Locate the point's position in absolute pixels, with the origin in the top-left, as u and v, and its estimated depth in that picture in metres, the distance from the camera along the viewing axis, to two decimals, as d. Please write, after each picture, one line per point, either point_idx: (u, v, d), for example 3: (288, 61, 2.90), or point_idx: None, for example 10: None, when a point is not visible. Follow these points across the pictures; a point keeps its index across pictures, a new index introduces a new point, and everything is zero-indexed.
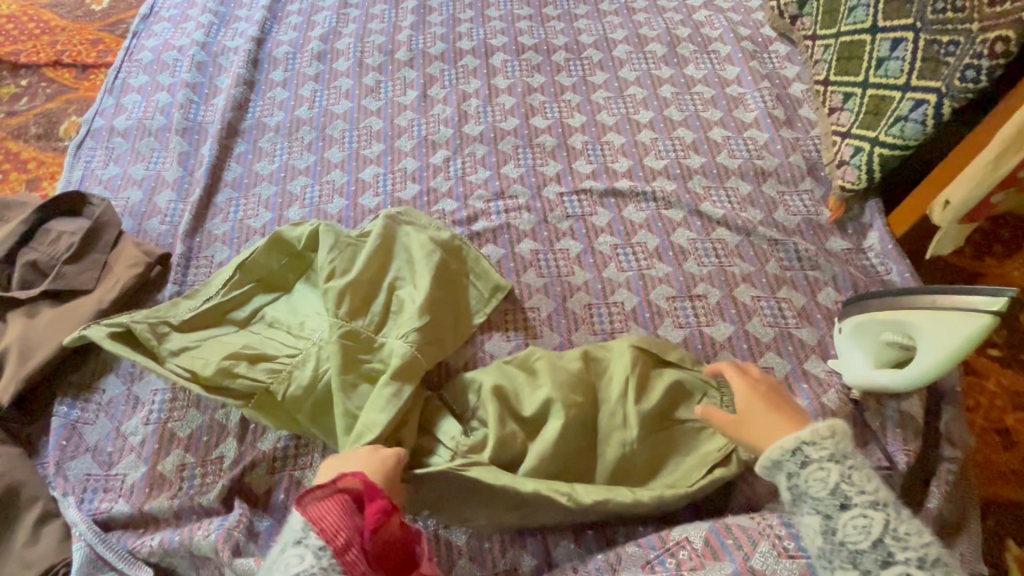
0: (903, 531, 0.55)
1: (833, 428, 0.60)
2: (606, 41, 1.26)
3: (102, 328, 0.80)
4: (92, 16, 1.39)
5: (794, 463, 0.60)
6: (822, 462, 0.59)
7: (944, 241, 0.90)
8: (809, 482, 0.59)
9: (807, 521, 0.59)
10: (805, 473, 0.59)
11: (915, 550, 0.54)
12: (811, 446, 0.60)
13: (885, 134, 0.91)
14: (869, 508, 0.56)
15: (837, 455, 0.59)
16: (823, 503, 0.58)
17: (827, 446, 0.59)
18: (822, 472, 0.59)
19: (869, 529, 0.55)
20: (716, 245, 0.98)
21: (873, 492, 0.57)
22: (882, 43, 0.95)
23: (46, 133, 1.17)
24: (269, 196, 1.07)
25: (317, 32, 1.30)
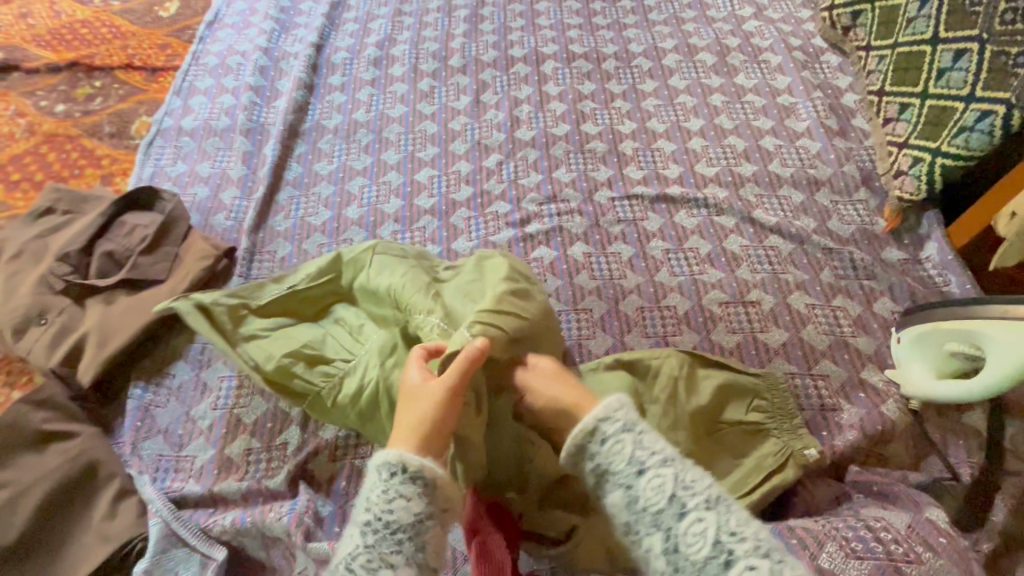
0: (690, 479, 0.53)
1: (620, 399, 0.57)
2: (655, 51, 1.28)
3: (187, 302, 0.84)
4: (160, 22, 1.46)
5: (595, 442, 0.56)
6: (617, 435, 0.55)
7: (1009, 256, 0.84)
8: (608, 456, 0.55)
9: (611, 500, 0.54)
10: (605, 449, 0.55)
11: (700, 495, 0.52)
12: (607, 421, 0.56)
13: (950, 143, 0.90)
14: (662, 466, 0.53)
15: (630, 425, 0.56)
16: (622, 475, 0.54)
17: (621, 419, 0.56)
18: (617, 445, 0.55)
19: (663, 488, 0.52)
20: (769, 252, 0.98)
21: (665, 449, 0.55)
22: (944, 54, 0.94)
23: (119, 132, 1.23)
24: (328, 195, 1.10)
25: (373, 39, 1.35)
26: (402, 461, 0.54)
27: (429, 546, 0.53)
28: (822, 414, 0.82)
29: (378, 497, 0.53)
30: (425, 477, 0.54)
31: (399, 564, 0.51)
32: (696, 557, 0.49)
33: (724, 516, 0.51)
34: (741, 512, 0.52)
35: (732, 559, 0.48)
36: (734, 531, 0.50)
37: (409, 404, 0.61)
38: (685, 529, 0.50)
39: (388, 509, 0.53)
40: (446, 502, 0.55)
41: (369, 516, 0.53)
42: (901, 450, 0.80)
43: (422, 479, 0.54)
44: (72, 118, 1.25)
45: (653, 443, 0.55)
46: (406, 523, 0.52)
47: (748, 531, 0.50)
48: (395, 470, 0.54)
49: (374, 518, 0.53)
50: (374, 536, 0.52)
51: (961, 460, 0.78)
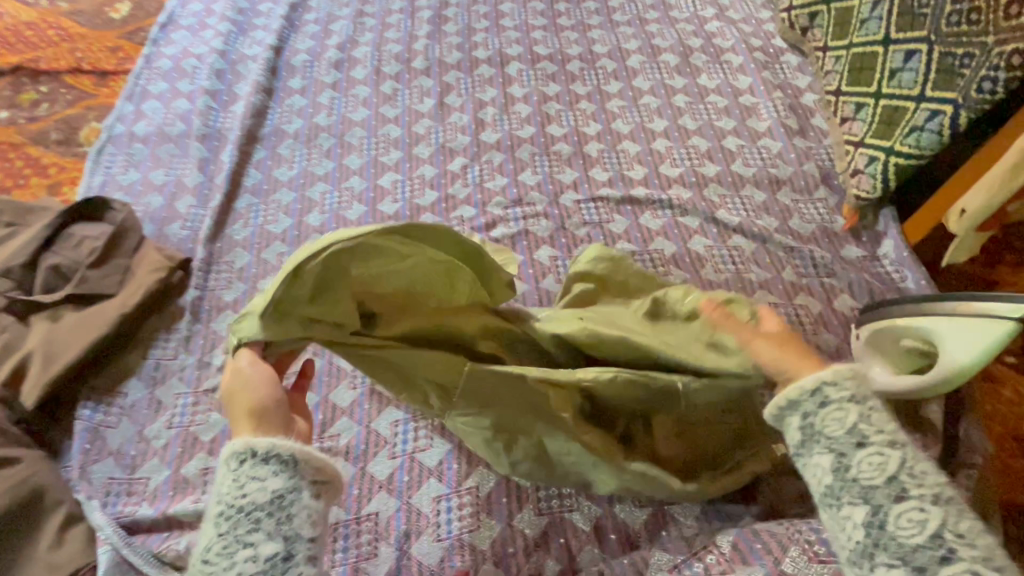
0: (919, 469, 0.50)
1: (851, 369, 0.55)
2: (620, 52, 1.28)
3: None
4: (111, 24, 1.41)
5: (812, 402, 0.54)
6: (841, 403, 0.53)
7: (959, 250, 0.88)
8: (825, 422, 0.53)
9: (817, 461, 0.53)
10: (822, 413, 0.53)
11: (929, 488, 0.49)
12: (830, 385, 0.54)
13: (902, 142, 0.92)
14: (888, 446, 0.51)
15: (858, 398, 0.53)
16: (837, 441, 0.52)
17: (847, 389, 0.53)
18: (840, 412, 0.53)
19: (883, 466, 0.50)
20: (732, 252, 0.99)
21: (893, 433, 0.52)
22: (895, 55, 0.96)
23: (67, 139, 1.18)
24: (289, 202, 1.07)
25: (334, 41, 1.32)
26: (252, 445, 0.52)
27: (298, 519, 0.50)
28: None
29: (229, 487, 0.51)
30: (279, 454, 0.51)
31: (265, 549, 0.49)
32: (887, 507, 0.48)
33: (953, 517, 0.47)
34: (975, 522, 0.47)
35: (953, 556, 0.45)
36: (962, 535, 0.46)
37: (256, 378, 0.56)
38: (900, 513, 0.48)
39: (240, 494, 0.50)
40: (313, 475, 0.53)
41: (230, 502, 0.51)
42: None
43: (275, 455, 0.51)
44: (16, 125, 1.20)
45: (877, 423, 0.52)
46: (262, 502, 0.50)
47: (978, 540, 0.46)
48: (245, 456, 0.51)
49: (229, 506, 0.50)
50: (228, 523, 0.50)
51: (919, 453, 0.79)
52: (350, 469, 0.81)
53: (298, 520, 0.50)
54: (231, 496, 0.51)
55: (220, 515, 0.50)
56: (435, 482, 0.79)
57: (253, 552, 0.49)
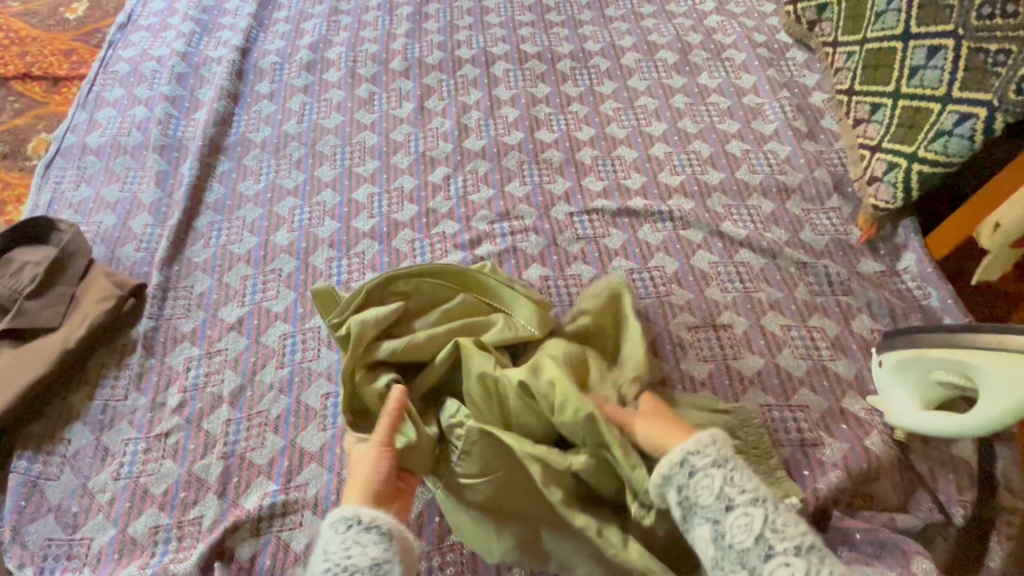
0: (779, 522, 0.54)
1: (711, 435, 0.59)
2: (614, 49, 1.19)
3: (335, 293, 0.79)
4: (66, 24, 1.30)
5: (682, 474, 0.57)
6: (706, 469, 0.56)
7: (993, 267, 0.82)
8: (698, 490, 0.56)
9: (699, 533, 0.56)
10: (692, 483, 0.57)
11: (791, 539, 0.53)
12: (695, 456, 0.57)
13: (925, 148, 0.84)
14: (750, 505, 0.55)
15: (721, 461, 0.57)
16: (709, 509, 0.55)
17: (711, 454, 0.57)
18: (707, 479, 0.56)
19: (750, 527, 0.54)
20: (739, 269, 0.91)
21: (755, 490, 0.56)
22: (916, 51, 0.88)
23: (13, 152, 1.08)
24: (255, 219, 0.98)
25: (306, 41, 1.22)
26: (359, 512, 0.56)
27: None
28: (802, 451, 0.75)
29: (336, 548, 0.54)
30: (381, 525, 0.55)
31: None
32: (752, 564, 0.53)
33: (817, 565, 0.51)
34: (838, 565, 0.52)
35: None
36: None
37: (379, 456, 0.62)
38: (771, 572, 0.52)
39: (345, 556, 0.54)
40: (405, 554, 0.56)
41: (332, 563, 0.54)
42: (888, 489, 0.73)
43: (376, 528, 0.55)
44: None
45: (743, 484, 0.56)
46: (362, 568, 0.53)
47: None
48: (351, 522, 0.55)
49: (333, 566, 0.53)
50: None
51: (951, 496, 0.71)
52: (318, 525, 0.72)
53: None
54: (336, 556, 0.54)
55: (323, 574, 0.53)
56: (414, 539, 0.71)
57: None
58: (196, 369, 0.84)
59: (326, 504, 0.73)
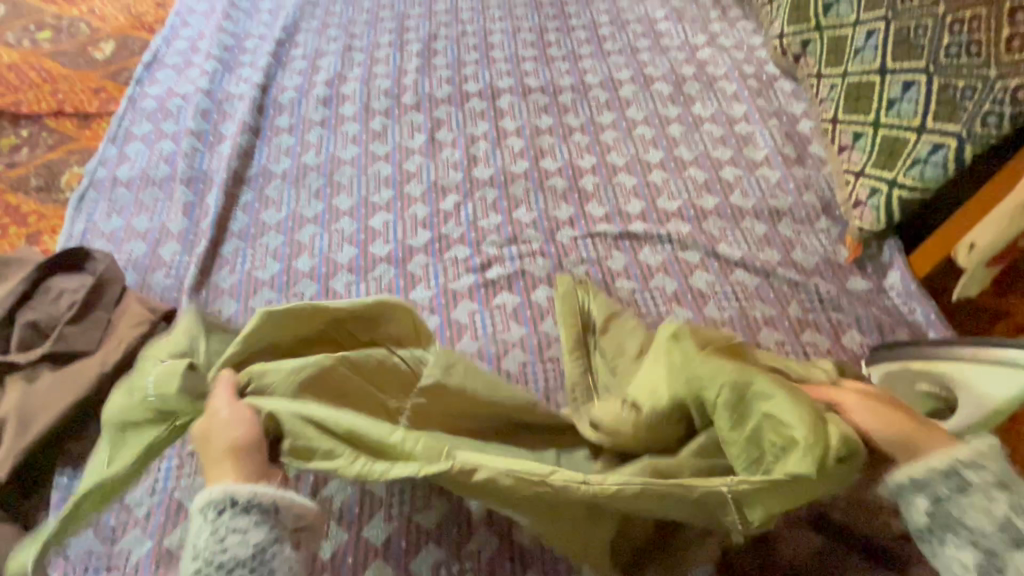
0: None
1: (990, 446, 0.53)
2: (612, 81, 1.27)
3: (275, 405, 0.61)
4: (94, 63, 1.38)
5: (947, 486, 0.52)
6: (986, 488, 0.51)
7: (972, 281, 0.87)
8: (972, 508, 0.51)
9: (956, 554, 0.51)
10: (965, 499, 0.51)
11: None
12: (946, 500, 0.52)
13: (904, 174, 0.90)
14: None
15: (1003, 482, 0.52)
16: (987, 535, 0.50)
17: (993, 470, 0.52)
18: (989, 500, 0.51)
19: None
20: (735, 288, 0.96)
21: None
22: (893, 85, 0.95)
23: (47, 185, 1.15)
24: (277, 246, 1.04)
25: (322, 77, 1.30)
26: (229, 495, 0.55)
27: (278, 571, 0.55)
28: None
29: (207, 540, 0.54)
30: (259, 502, 0.55)
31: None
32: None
33: None
34: None
35: None
36: None
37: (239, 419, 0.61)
38: None
39: (221, 549, 0.54)
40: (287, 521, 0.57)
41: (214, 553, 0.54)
42: None
43: (253, 502, 0.55)
44: None
45: None
46: (241, 558, 0.54)
47: None
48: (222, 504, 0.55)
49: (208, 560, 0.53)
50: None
51: None
52: (343, 535, 0.76)
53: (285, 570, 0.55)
54: (216, 545, 0.54)
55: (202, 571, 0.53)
56: (432, 545, 0.75)
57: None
58: None
59: (352, 515, 0.77)
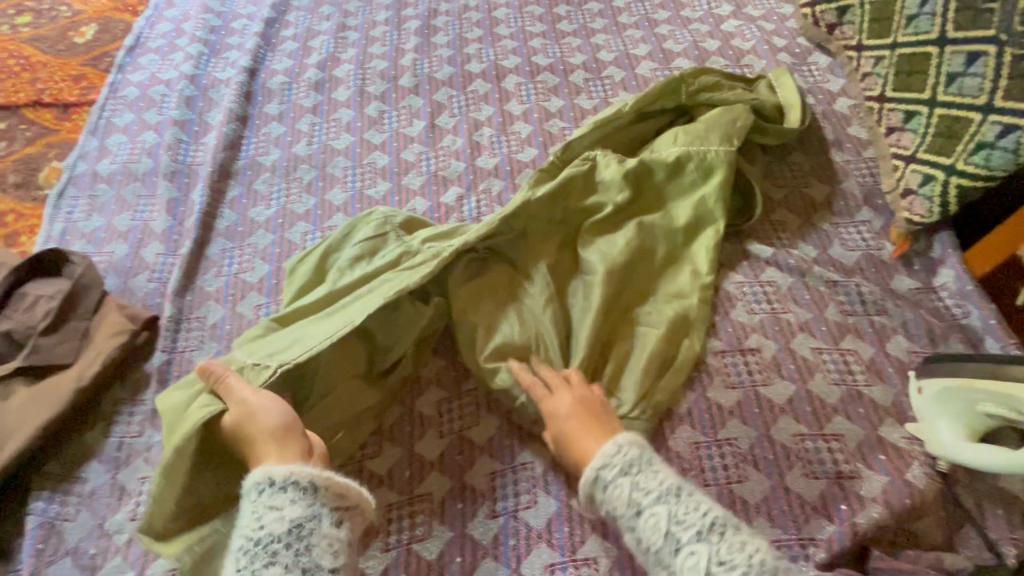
0: (682, 512, 0.57)
1: (615, 443, 0.63)
2: (628, 58, 1.16)
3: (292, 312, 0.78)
4: (75, 49, 1.30)
5: (594, 486, 0.62)
6: (614, 479, 0.61)
7: (785, 90, 1.01)
8: (613, 501, 0.60)
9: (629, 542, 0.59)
10: (608, 494, 0.61)
11: (692, 529, 0.56)
12: (606, 468, 0.62)
13: (965, 161, 0.80)
14: (655, 503, 0.58)
15: (628, 467, 0.61)
16: (625, 518, 0.59)
17: (618, 463, 0.61)
18: (619, 490, 0.60)
19: (657, 525, 0.57)
20: (766, 288, 0.87)
21: (660, 484, 0.60)
22: (954, 57, 0.83)
23: (25, 181, 1.08)
24: (266, 246, 0.97)
25: (314, 59, 1.21)
26: (268, 475, 0.56)
27: (316, 548, 0.54)
28: (839, 486, 0.72)
29: (250, 519, 0.54)
30: (296, 482, 0.55)
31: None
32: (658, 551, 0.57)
33: (716, 545, 0.55)
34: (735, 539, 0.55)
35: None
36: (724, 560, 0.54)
37: (271, 405, 0.63)
38: (682, 565, 0.55)
39: (260, 526, 0.54)
40: (329, 506, 0.56)
41: (259, 525, 0.54)
42: (933, 527, 0.69)
43: (284, 480, 0.55)
44: None
45: (687, 509, 0.57)
46: (280, 533, 0.53)
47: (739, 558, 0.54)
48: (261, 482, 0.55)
49: (250, 539, 0.53)
50: (249, 557, 0.53)
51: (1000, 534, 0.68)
52: None
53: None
54: (257, 520, 0.54)
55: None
56: None
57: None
58: None
59: None
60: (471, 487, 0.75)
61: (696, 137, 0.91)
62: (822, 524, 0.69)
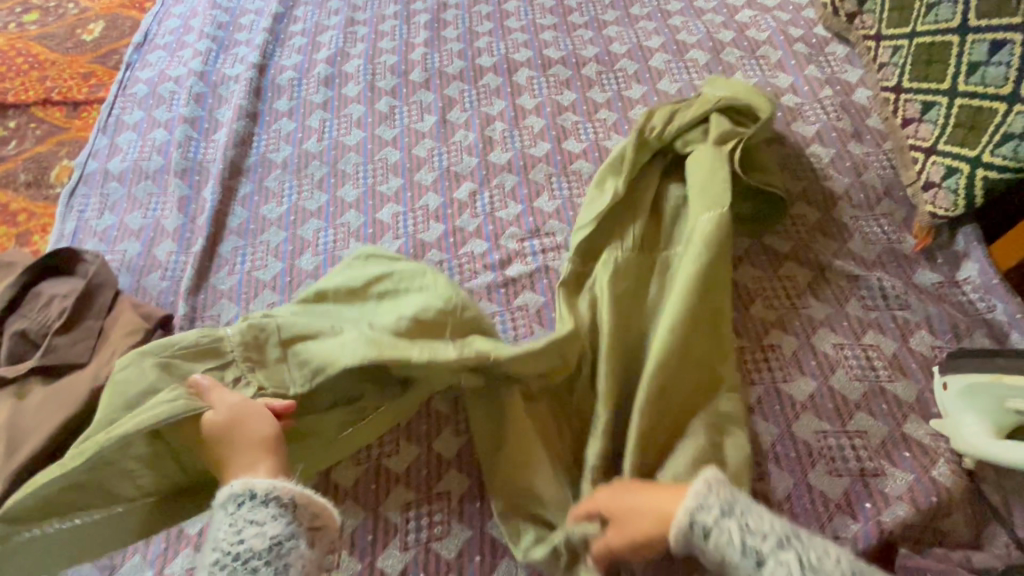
0: (815, 557, 0.50)
1: (706, 481, 0.56)
2: (641, 50, 1.14)
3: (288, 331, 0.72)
4: (83, 46, 1.30)
5: (697, 535, 0.54)
6: (719, 525, 0.53)
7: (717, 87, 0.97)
8: (720, 551, 0.53)
9: None
10: (712, 542, 0.53)
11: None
12: (702, 513, 0.54)
13: (991, 153, 0.78)
14: (779, 550, 0.51)
15: (728, 509, 0.54)
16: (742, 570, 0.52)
17: (716, 505, 0.54)
18: (724, 535, 0.53)
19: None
20: (785, 283, 0.86)
21: (774, 528, 0.53)
22: (977, 46, 0.81)
23: (37, 180, 1.08)
24: (278, 243, 0.96)
25: (323, 54, 1.20)
26: (249, 488, 0.56)
27: (292, 567, 0.54)
28: (863, 483, 0.71)
29: (227, 533, 0.55)
30: (278, 497, 0.56)
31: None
32: None
33: None
34: None
35: None
36: None
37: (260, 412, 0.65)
38: None
39: (238, 541, 0.54)
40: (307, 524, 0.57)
41: (238, 540, 0.54)
42: (959, 524, 0.68)
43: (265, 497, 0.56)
44: None
45: (818, 557, 0.50)
46: (259, 550, 0.54)
47: None
48: (241, 495, 0.56)
49: (225, 554, 0.54)
50: (225, 573, 0.54)
51: None
52: (356, 566, 0.69)
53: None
54: (235, 535, 0.55)
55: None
56: None
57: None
58: None
59: (365, 543, 0.71)
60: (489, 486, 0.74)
61: (715, 183, 0.81)
62: (847, 521, 0.68)
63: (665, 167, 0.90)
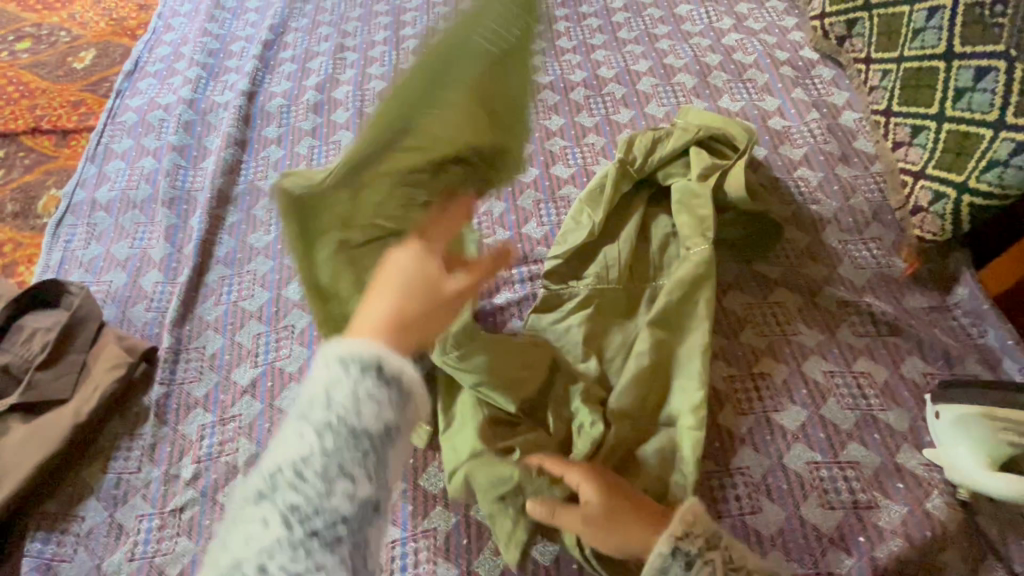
0: None
1: (694, 511, 0.56)
2: (629, 74, 1.14)
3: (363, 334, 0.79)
4: (74, 74, 1.30)
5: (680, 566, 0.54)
6: (706, 557, 0.55)
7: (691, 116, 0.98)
8: None
9: None
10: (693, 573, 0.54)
11: None
12: (686, 540, 0.55)
13: (977, 179, 0.78)
14: None
15: (712, 540, 0.56)
16: None
17: (701, 534, 0.56)
18: (707, 568, 0.54)
19: None
20: (775, 310, 0.85)
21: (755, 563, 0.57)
22: (962, 71, 0.81)
23: (24, 210, 1.07)
24: (265, 272, 0.95)
25: (312, 80, 1.20)
26: (376, 356, 0.42)
27: (392, 464, 0.42)
28: (856, 516, 0.69)
29: (341, 396, 0.40)
30: (402, 380, 0.42)
31: (331, 563, 0.37)
32: None
33: None
34: None
35: None
36: None
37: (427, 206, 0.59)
38: None
39: (354, 411, 0.40)
40: (415, 416, 0.44)
41: (353, 410, 0.40)
42: (955, 558, 0.66)
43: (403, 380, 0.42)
44: None
45: None
46: (372, 432, 0.40)
47: None
48: (369, 366, 0.41)
49: (336, 419, 0.40)
50: (336, 437, 0.40)
51: None
52: None
53: (372, 546, 0.40)
54: (351, 396, 0.40)
55: (298, 476, 0.39)
56: None
57: (314, 567, 0.37)
58: (210, 438, 0.81)
59: None
60: (475, 523, 0.72)
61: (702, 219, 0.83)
62: (840, 557, 0.67)
63: (649, 197, 0.92)
